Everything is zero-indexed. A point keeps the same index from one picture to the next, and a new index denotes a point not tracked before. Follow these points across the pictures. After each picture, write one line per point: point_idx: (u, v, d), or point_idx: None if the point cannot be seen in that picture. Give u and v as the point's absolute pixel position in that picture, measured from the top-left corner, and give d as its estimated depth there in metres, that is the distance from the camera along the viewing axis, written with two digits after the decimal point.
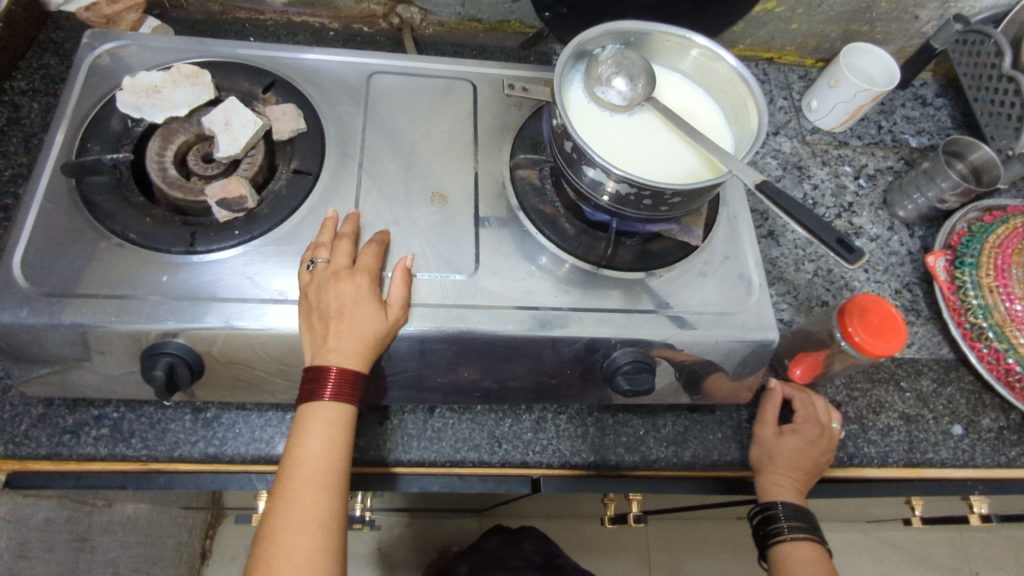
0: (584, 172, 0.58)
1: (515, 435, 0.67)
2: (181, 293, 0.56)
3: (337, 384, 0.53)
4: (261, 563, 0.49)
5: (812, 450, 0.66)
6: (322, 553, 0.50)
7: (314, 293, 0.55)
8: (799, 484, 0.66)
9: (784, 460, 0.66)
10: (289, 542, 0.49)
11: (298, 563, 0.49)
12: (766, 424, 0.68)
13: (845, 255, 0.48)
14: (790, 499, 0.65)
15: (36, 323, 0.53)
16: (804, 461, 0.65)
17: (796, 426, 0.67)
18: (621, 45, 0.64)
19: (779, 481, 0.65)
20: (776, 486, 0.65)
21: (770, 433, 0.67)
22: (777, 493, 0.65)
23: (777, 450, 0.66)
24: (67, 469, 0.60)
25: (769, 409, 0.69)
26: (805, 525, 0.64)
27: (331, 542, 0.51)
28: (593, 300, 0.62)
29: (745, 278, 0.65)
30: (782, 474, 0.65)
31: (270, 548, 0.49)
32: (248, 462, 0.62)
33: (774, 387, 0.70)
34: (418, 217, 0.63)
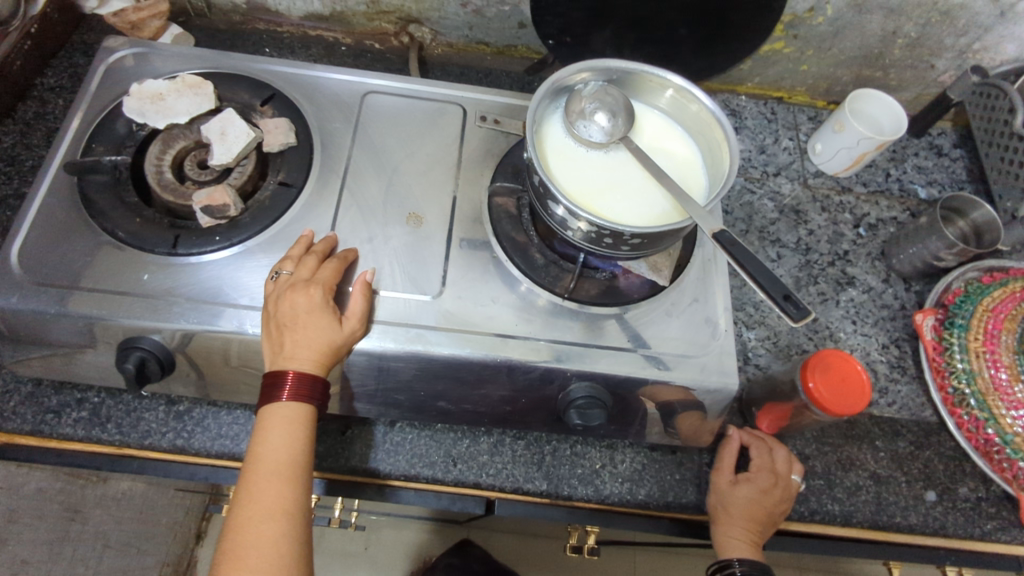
0: (550, 208, 0.59)
1: (471, 456, 0.70)
2: (163, 292, 0.60)
3: (296, 386, 0.56)
4: (229, 551, 0.51)
5: (766, 500, 0.65)
6: (289, 538, 0.52)
7: (272, 303, 0.58)
8: (755, 537, 0.64)
9: (737, 511, 0.65)
10: (256, 530, 0.51)
11: (265, 549, 0.51)
12: (721, 471, 0.67)
13: (791, 312, 0.47)
14: (746, 552, 0.63)
15: (24, 308, 0.58)
16: (758, 512, 0.64)
17: (750, 474, 0.66)
18: (602, 81, 0.65)
19: (734, 533, 0.64)
20: (731, 538, 0.64)
21: (725, 481, 0.67)
22: (731, 546, 0.63)
23: (731, 499, 0.65)
24: (49, 446, 0.65)
25: (725, 457, 0.68)
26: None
27: (295, 529, 0.53)
28: (554, 331, 0.63)
29: (711, 321, 0.65)
30: (736, 525, 0.64)
31: (237, 537, 0.51)
32: (213, 456, 0.66)
33: (733, 434, 0.70)
34: (392, 237, 0.65)
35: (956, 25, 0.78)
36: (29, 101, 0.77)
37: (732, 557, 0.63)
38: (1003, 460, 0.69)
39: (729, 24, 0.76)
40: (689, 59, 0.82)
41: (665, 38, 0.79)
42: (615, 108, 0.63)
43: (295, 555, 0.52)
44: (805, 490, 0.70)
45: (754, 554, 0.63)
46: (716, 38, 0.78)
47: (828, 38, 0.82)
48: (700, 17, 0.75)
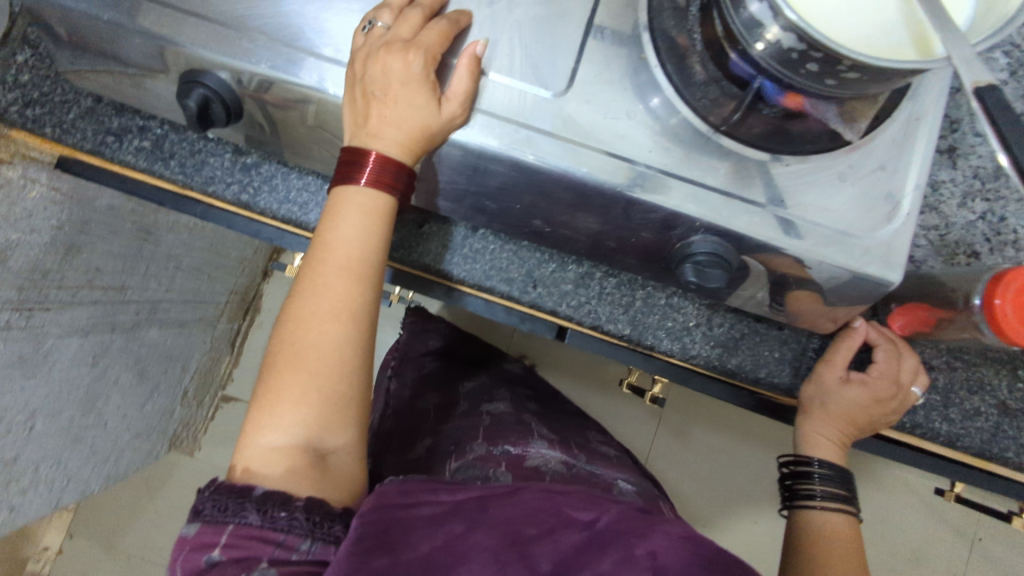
0: (745, 4, 0.43)
1: (555, 282, 0.63)
2: (235, 20, 0.48)
3: (377, 170, 0.47)
4: (287, 339, 0.47)
5: (872, 411, 0.59)
6: (351, 344, 0.47)
7: (360, 63, 0.47)
8: (843, 439, 0.61)
9: (836, 413, 0.59)
10: (318, 326, 0.46)
11: (324, 350, 0.46)
12: (830, 366, 0.59)
13: None
14: (830, 454, 0.61)
15: (74, 8, 0.48)
16: (859, 420, 0.59)
17: (866, 381, 0.58)
18: None
19: (824, 433, 0.61)
20: (819, 437, 0.61)
21: (833, 379, 0.59)
22: (817, 445, 0.61)
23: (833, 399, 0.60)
24: (112, 170, 0.61)
25: (841, 352, 0.59)
26: (838, 491, 0.60)
27: (359, 334, 0.48)
28: (692, 169, 0.51)
29: (892, 199, 0.51)
30: (829, 425, 0.60)
31: (297, 331, 0.46)
32: (278, 220, 0.61)
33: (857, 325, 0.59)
34: (519, 5, 0.51)
35: None
36: None
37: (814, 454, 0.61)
38: None
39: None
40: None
41: None
42: None
43: (354, 362, 0.47)
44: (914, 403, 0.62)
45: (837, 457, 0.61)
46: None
47: None
48: None
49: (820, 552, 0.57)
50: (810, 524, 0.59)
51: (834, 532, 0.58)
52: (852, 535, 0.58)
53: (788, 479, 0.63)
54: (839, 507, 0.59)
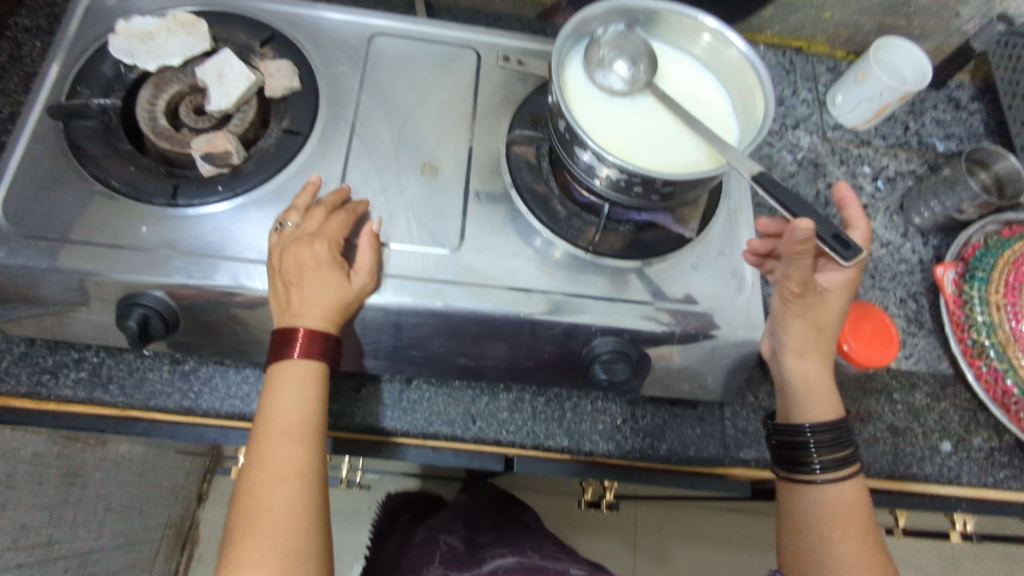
0: (577, 155, 0.55)
1: (490, 414, 0.68)
2: (166, 245, 0.56)
3: (306, 343, 0.53)
4: (242, 512, 0.49)
5: (834, 325, 0.59)
6: (304, 502, 0.50)
7: (277, 256, 0.55)
8: (824, 377, 0.60)
9: (811, 350, 0.59)
10: (270, 493, 0.49)
11: (279, 513, 0.49)
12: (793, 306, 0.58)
13: (842, 252, 0.47)
14: (827, 408, 0.59)
15: (14, 264, 0.54)
16: (831, 332, 0.59)
17: (828, 297, 0.58)
18: (628, 23, 0.61)
19: (810, 371, 0.60)
20: (806, 377, 0.60)
21: (800, 300, 0.57)
22: (811, 408, 0.59)
23: (803, 337, 0.59)
24: (47, 409, 0.62)
25: (795, 273, 0.54)
26: (841, 451, 0.58)
27: (310, 492, 0.51)
28: (577, 285, 0.60)
29: (738, 275, 0.63)
30: (810, 372, 0.60)
31: (251, 502, 0.49)
32: (222, 417, 0.64)
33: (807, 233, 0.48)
34: (407, 187, 0.62)
35: None
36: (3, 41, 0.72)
37: (811, 419, 0.59)
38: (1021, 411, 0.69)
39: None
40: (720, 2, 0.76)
41: None
42: (642, 51, 0.59)
43: (310, 519, 0.50)
44: None
45: (832, 406, 0.59)
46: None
47: None
48: None
49: (834, 536, 0.56)
50: (821, 500, 0.57)
51: (848, 501, 0.57)
52: (859, 500, 0.57)
53: (784, 452, 0.60)
54: (840, 473, 0.58)
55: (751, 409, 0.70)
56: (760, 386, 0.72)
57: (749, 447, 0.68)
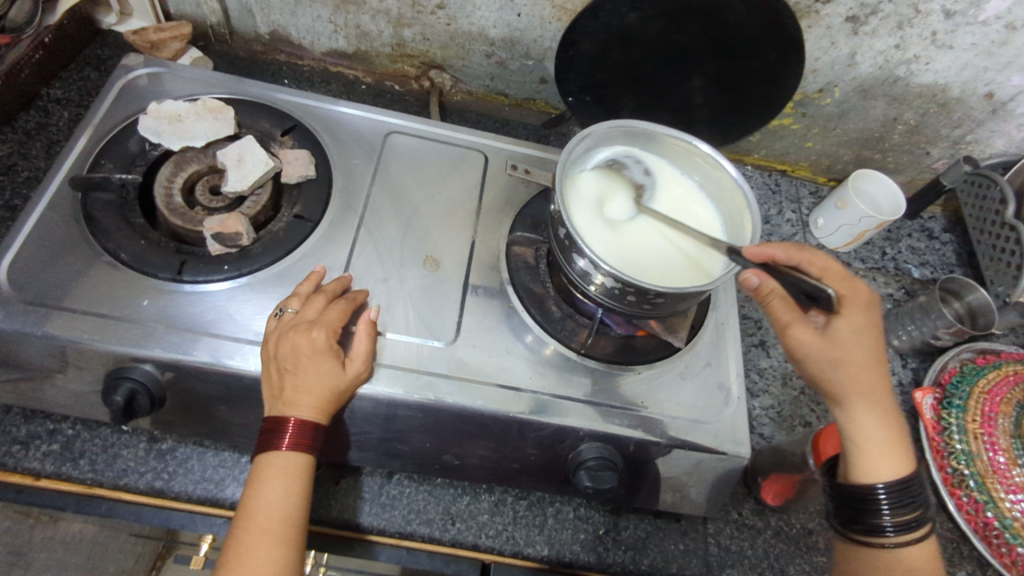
0: (575, 261, 0.57)
1: (470, 515, 0.67)
2: (163, 320, 0.56)
3: (295, 434, 0.52)
4: None
5: (870, 359, 0.51)
6: None
7: (273, 342, 0.55)
8: (887, 424, 0.52)
9: (856, 396, 0.51)
10: None
11: None
12: (800, 351, 0.52)
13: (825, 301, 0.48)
14: (888, 466, 0.51)
15: (10, 329, 0.54)
16: (876, 375, 0.51)
17: (835, 334, 0.50)
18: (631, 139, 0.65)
19: (863, 420, 0.52)
20: (859, 426, 0.52)
21: (808, 339, 0.51)
22: (872, 468, 0.51)
23: (839, 380, 0.51)
24: (9, 481, 0.59)
25: (782, 309, 0.52)
26: (914, 510, 0.51)
27: None
28: (568, 388, 0.61)
29: (724, 387, 0.64)
30: (867, 420, 0.52)
31: None
32: (192, 501, 0.62)
33: (758, 281, 0.51)
34: (408, 278, 0.64)
35: (953, 116, 0.83)
36: (32, 109, 0.75)
37: (872, 480, 0.51)
38: (1002, 546, 0.68)
39: (743, 116, 0.79)
40: (717, 125, 0.81)
41: (682, 105, 0.80)
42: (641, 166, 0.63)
43: None
44: (808, 566, 0.68)
45: (898, 463, 0.51)
46: (743, 117, 0.79)
47: (834, 118, 0.86)
48: (715, 86, 0.76)
49: None
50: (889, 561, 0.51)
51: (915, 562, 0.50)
52: (929, 556, 0.51)
53: (845, 512, 0.53)
54: (911, 536, 0.51)
55: (734, 526, 0.70)
56: (743, 503, 0.71)
57: (731, 567, 0.67)
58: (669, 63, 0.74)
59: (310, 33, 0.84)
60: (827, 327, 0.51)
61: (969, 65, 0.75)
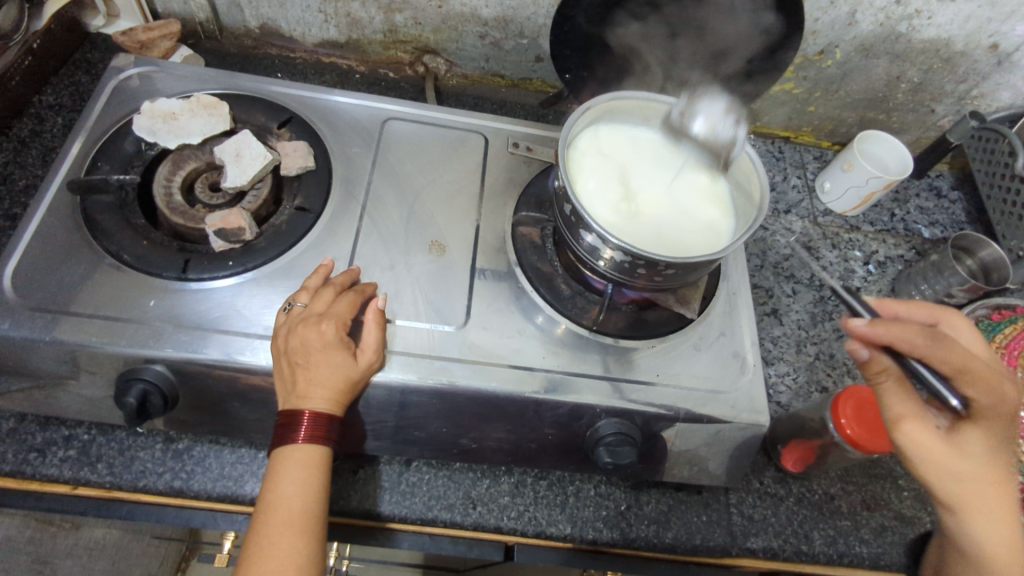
0: (582, 236, 0.56)
1: (491, 498, 0.66)
2: (171, 319, 0.56)
3: (311, 427, 0.52)
4: None
5: (995, 476, 0.41)
6: None
7: (283, 337, 0.54)
8: (1015, 546, 0.42)
9: (969, 506, 0.42)
10: None
11: None
12: (909, 452, 0.43)
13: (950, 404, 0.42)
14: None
15: (18, 336, 0.53)
16: (1001, 493, 0.42)
17: (964, 446, 0.42)
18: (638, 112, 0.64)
19: (976, 533, 0.43)
20: (970, 539, 0.43)
21: (925, 449, 0.42)
22: None
23: (946, 494, 0.42)
24: (29, 489, 0.60)
25: (898, 401, 0.44)
26: None
27: None
28: (582, 365, 0.60)
29: (739, 356, 0.64)
30: (987, 535, 0.42)
31: None
32: (212, 499, 0.61)
33: (866, 355, 0.45)
34: (415, 264, 0.63)
35: (957, 71, 0.82)
36: (26, 117, 0.74)
37: None
38: None
39: (744, 82, 0.78)
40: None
41: None
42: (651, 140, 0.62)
43: None
44: (833, 531, 0.68)
45: None
46: (744, 83, 0.77)
47: (835, 80, 0.85)
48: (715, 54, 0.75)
49: None
50: None
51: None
52: None
53: None
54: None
55: (756, 495, 0.69)
56: (764, 471, 0.71)
57: (756, 536, 0.67)
58: (667, 32, 0.73)
59: (300, 24, 0.83)
60: (955, 434, 0.42)
61: (971, 17, 0.74)
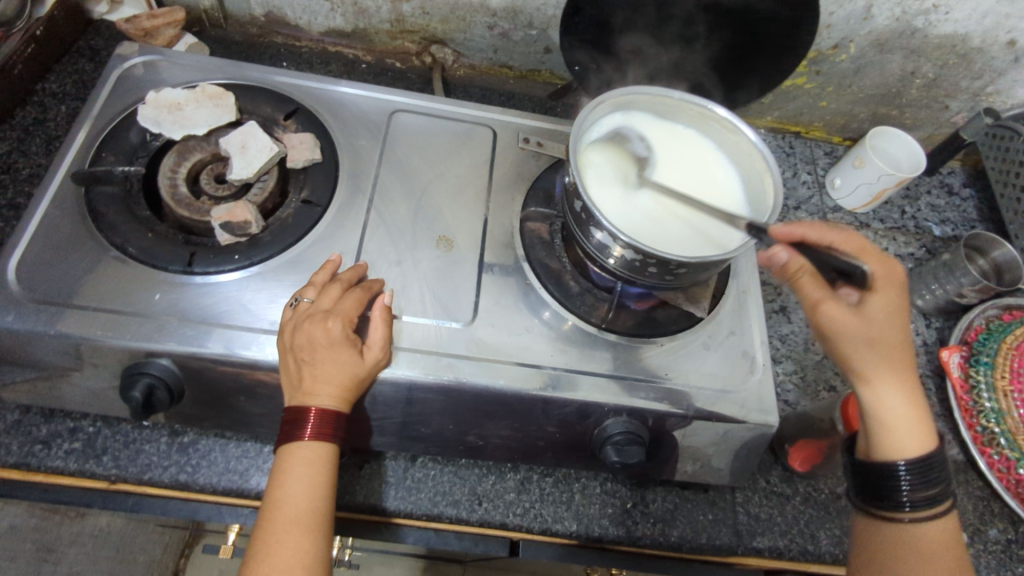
0: (592, 234, 0.56)
1: (497, 494, 0.66)
2: (177, 313, 0.55)
3: (317, 424, 0.52)
4: None
5: (897, 336, 0.50)
6: None
7: (289, 333, 0.54)
8: (911, 403, 0.51)
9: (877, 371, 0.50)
10: None
11: None
12: (828, 328, 0.50)
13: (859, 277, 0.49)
14: (914, 440, 0.50)
15: (22, 329, 0.53)
16: (901, 353, 0.50)
17: (869, 313, 0.49)
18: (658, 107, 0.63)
19: (887, 397, 0.50)
20: (885, 406, 0.50)
21: (844, 321, 0.49)
22: (894, 445, 0.50)
23: (862, 359, 0.50)
24: (33, 481, 0.59)
25: (813, 289, 0.50)
26: (933, 489, 0.49)
27: None
28: (590, 363, 0.60)
29: (748, 355, 0.63)
30: (888, 396, 0.50)
31: None
32: (218, 493, 0.61)
33: (786, 258, 0.50)
34: (422, 259, 0.63)
35: (972, 67, 0.80)
36: (29, 105, 0.74)
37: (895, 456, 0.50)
38: None
39: (757, 77, 0.76)
40: (729, 86, 0.78)
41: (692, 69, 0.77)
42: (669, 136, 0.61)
43: None
44: (839, 530, 0.68)
45: (921, 437, 0.50)
46: (757, 78, 0.76)
47: (849, 75, 0.84)
48: (728, 48, 0.73)
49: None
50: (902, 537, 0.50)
51: (935, 538, 0.49)
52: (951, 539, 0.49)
53: (863, 485, 0.52)
54: (934, 511, 0.49)
55: (762, 494, 0.69)
56: (770, 470, 0.70)
57: (762, 535, 0.66)
58: (679, 25, 0.72)
59: (306, 13, 0.82)
60: (862, 306, 0.50)
61: (989, 12, 0.73)
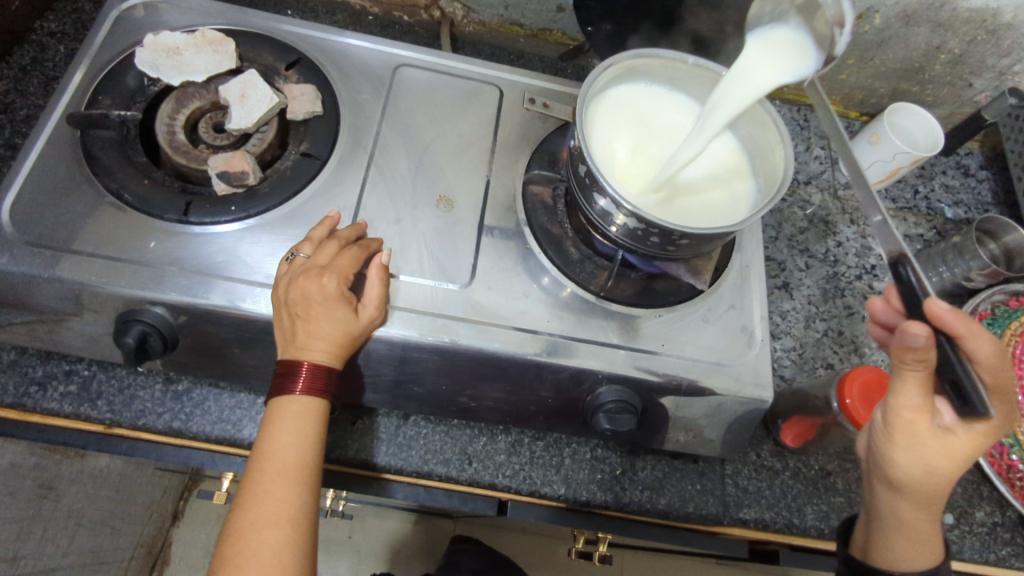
0: (594, 199, 0.54)
1: (487, 455, 0.66)
2: (172, 262, 0.55)
3: (309, 378, 0.52)
4: (229, 554, 0.47)
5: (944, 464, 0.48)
6: (292, 549, 0.48)
7: (284, 287, 0.53)
8: (929, 518, 0.51)
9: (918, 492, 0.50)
10: (257, 537, 0.47)
11: (266, 557, 0.47)
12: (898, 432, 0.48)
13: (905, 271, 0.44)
14: (908, 552, 0.51)
15: (17, 271, 0.53)
16: (936, 484, 0.49)
17: (948, 437, 0.47)
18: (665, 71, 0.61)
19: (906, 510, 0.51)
20: (900, 517, 0.52)
21: (914, 435, 0.47)
22: (894, 553, 0.52)
23: (904, 470, 0.49)
24: (29, 421, 0.59)
25: (913, 394, 0.46)
26: None
27: (301, 538, 0.49)
28: (585, 330, 0.59)
29: (747, 330, 0.62)
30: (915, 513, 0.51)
31: (239, 544, 0.47)
32: (211, 441, 0.62)
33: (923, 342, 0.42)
34: (421, 219, 0.62)
35: (1001, 45, 0.78)
36: (27, 44, 0.72)
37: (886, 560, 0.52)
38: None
39: None
40: None
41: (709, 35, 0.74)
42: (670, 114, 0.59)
43: (297, 566, 0.48)
44: (825, 506, 0.68)
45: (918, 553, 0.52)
46: None
47: (871, 47, 0.81)
48: None
49: None
50: None
51: None
52: None
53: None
54: None
55: (752, 467, 0.69)
56: (762, 444, 0.70)
57: (748, 507, 0.67)
58: None
59: None
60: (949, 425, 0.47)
61: None
